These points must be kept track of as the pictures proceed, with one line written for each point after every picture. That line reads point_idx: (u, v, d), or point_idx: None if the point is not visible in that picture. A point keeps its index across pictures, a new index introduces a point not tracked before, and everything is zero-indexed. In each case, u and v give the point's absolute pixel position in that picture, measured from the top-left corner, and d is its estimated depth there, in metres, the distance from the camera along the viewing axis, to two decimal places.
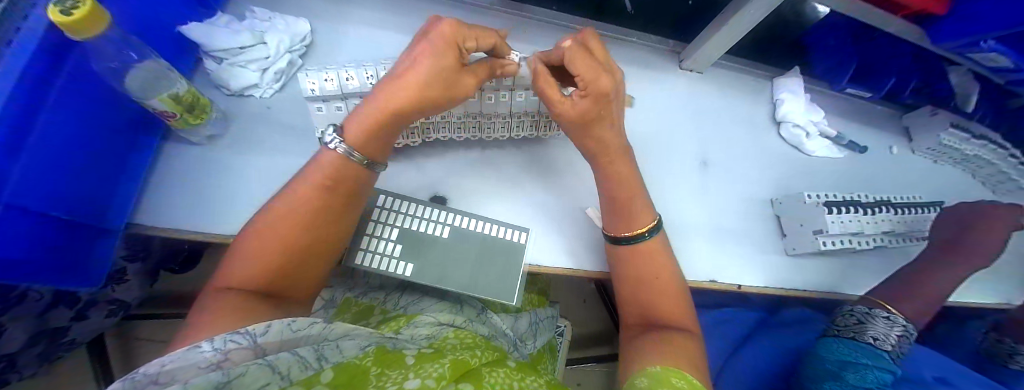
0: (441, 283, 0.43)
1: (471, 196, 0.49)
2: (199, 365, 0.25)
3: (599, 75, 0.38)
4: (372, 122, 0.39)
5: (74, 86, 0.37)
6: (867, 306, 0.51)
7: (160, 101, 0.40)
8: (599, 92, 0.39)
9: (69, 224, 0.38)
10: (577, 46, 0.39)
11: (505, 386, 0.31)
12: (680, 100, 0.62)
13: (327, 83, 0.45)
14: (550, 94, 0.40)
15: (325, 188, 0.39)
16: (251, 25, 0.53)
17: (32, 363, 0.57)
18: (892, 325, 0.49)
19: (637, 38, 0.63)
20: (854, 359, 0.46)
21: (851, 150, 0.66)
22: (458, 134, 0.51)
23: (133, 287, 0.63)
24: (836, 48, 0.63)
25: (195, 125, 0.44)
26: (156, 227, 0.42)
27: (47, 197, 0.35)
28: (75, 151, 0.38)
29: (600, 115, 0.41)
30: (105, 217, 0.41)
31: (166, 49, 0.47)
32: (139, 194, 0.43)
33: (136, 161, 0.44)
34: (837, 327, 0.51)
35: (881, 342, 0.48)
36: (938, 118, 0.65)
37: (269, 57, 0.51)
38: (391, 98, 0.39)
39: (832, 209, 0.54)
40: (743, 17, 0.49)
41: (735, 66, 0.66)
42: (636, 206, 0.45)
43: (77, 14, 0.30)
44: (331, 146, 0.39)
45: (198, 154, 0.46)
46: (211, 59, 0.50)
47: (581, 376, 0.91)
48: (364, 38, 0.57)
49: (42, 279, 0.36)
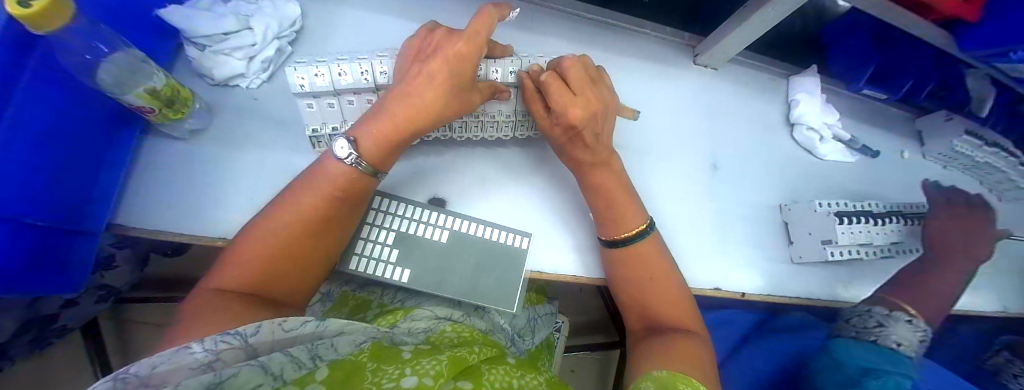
0: (441, 287, 0.42)
1: (473, 198, 0.48)
2: (190, 365, 0.25)
3: (569, 108, 0.40)
4: (388, 134, 0.39)
5: (45, 77, 0.35)
6: (889, 308, 0.53)
7: (137, 97, 0.38)
8: (568, 124, 0.41)
9: (49, 229, 0.36)
10: (553, 75, 0.41)
11: (504, 383, 0.31)
12: (693, 98, 0.60)
13: (319, 78, 0.43)
14: (533, 109, 0.44)
15: (320, 191, 0.38)
16: (236, 8, 0.49)
17: (24, 349, 0.56)
18: (913, 330, 0.51)
19: (650, 30, 0.60)
20: (878, 364, 0.47)
21: (863, 154, 0.65)
22: (462, 134, 0.49)
23: (124, 273, 0.62)
24: (858, 49, 0.62)
25: (177, 119, 0.43)
26: (138, 227, 0.41)
27: (24, 201, 0.34)
28: (49, 148, 0.36)
29: (571, 140, 0.44)
30: (84, 219, 0.39)
31: (146, 35, 0.45)
32: (118, 193, 0.42)
33: (114, 157, 0.42)
34: (855, 329, 0.53)
35: (903, 347, 0.50)
36: (952, 123, 0.63)
37: (257, 44, 0.48)
38: (407, 111, 0.39)
39: (842, 220, 0.52)
40: (764, 14, 0.47)
41: (754, 63, 0.64)
42: (619, 209, 0.45)
43: (35, 6, 0.27)
44: (344, 158, 0.38)
45: (177, 150, 0.45)
46: (193, 46, 0.47)
47: (576, 363, 0.93)
48: (360, 24, 0.54)
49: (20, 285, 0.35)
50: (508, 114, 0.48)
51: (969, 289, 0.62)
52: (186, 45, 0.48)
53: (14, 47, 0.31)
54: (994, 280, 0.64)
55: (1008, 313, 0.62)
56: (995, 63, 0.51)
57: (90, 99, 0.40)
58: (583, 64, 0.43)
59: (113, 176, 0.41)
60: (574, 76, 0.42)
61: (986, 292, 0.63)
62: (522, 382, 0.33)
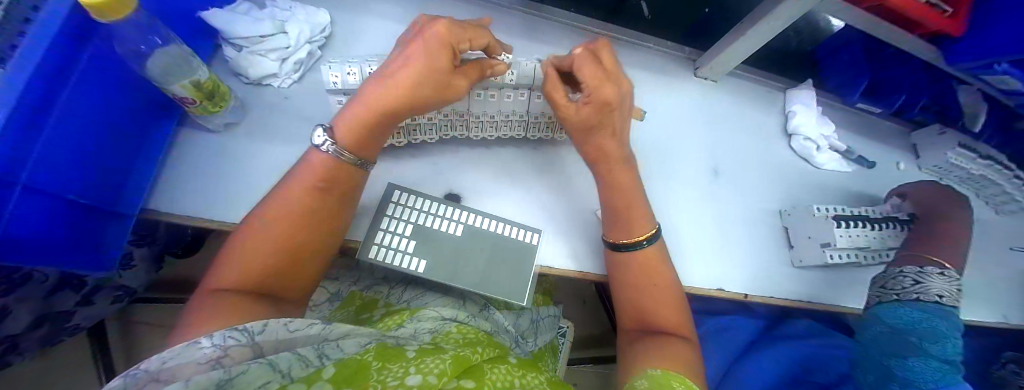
0: (453, 281, 0.43)
1: (483, 194, 0.49)
2: (199, 361, 0.25)
3: (604, 85, 0.42)
4: (362, 116, 0.40)
5: (97, 65, 0.37)
6: (918, 264, 0.54)
7: (182, 87, 0.39)
8: (602, 101, 0.42)
9: (87, 208, 0.38)
10: (587, 56, 0.43)
11: (506, 382, 0.32)
12: (696, 107, 0.62)
13: (350, 76, 0.46)
14: (557, 97, 0.43)
15: (313, 189, 0.39)
16: (271, 14, 0.52)
17: (36, 345, 0.55)
18: (948, 281, 0.52)
19: (653, 44, 0.63)
20: (935, 324, 0.48)
21: (859, 164, 0.67)
22: (479, 133, 0.51)
23: (139, 272, 0.62)
24: (848, 64, 0.66)
25: (213, 113, 0.44)
26: (170, 212, 0.42)
27: (67, 181, 0.35)
28: (94, 133, 0.38)
29: (602, 122, 0.44)
30: (119, 200, 0.41)
31: (187, 34, 0.47)
32: (154, 180, 0.43)
33: (152, 144, 0.44)
34: (894, 292, 0.52)
35: (945, 298, 0.51)
36: (945, 137, 0.65)
37: (290, 46, 0.50)
38: (382, 96, 0.40)
39: (839, 223, 0.55)
40: (760, 28, 0.49)
41: (751, 77, 0.66)
42: (636, 210, 0.46)
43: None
44: (321, 145, 0.40)
45: (208, 142, 0.46)
46: (232, 46, 0.50)
47: (577, 377, 0.91)
48: (381, 31, 0.56)
49: (61, 260, 0.36)
50: (508, 113, 0.49)
51: (969, 300, 0.62)
52: (224, 46, 0.50)
53: (70, 37, 0.34)
54: (994, 293, 0.64)
55: (1010, 323, 0.62)
56: (982, 74, 0.54)
57: (132, 84, 0.41)
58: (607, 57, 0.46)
59: (149, 166, 0.43)
60: (605, 67, 0.44)
61: (987, 303, 0.63)
62: (524, 382, 0.33)
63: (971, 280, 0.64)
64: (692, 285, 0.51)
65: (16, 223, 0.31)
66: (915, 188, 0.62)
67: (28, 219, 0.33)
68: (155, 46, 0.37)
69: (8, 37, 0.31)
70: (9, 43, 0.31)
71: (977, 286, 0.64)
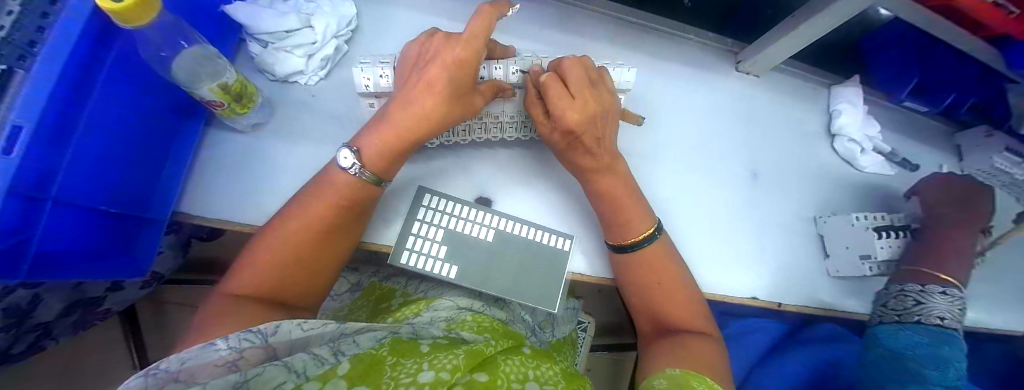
0: (484, 286, 0.42)
1: (517, 198, 0.49)
2: (216, 363, 0.26)
3: (568, 111, 0.39)
4: (389, 144, 0.40)
5: (120, 70, 0.38)
6: (920, 281, 0.51)
7: (209, 91, 0.39)
8: (566, 129, 0.40)
9: (117, 216, 0.39)
10: (553, 80, 0.39)
11: (520, 374, 0.31)
12: (730, 107, 0.59)
13: (383, 79, 0.45)
14: (533, 112, 0.43)
15: (336, 206, 0.39)
16: (296, 5, 0.51)
17: (70, 328, 0.58)
18: (950, 300, 0.50)
19: (694, 35, 0.60)
20: (936, 349, 0.47)
21: (901, 167, 0.64)
22: (524, 133, 0.50)
23: (167, 258, 0.64)
24: (897, 62, 0.61)
25: (241, 114, 0.44)
26: (192, 214, 0.44)
27: (89, 187, 0.36)
28: (119, 137, 0.39)
29: (570, 146, 0.43)
30: (149, 208, 0.42)
31: (212, 31, 0.47)
32: (184, 179, 0.44)
33: (178, 149, 0.45)
34: (895, 313, 0.51)
35: (946, 321, 0.49)
36: (993, 140, 0.62)
37: (316, 42, 0.49)
38: (408, 122, 0.40)
39: (881, 233, 0.53)
40: (815, 23, 0.46)
41: (796, 72, 0.64)
42: (627, 214, 0.45)
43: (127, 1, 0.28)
44: (348, 168, 0.39)
45: (237, 141, 0.47)
46: (256, 42, 0.49)
47: (592, 363, 0.92)
48: (410, 23, 0.55)
49: (93, 268, 0.38)
50: (512, 115, 0.48)
51: (1004, 307, 0.61)
52: (248, 42, 0.50)
53: (95, 39, 0.35)
54: None
55: None
56: None
57: (159, 89, 0.43)
58: (583, 65, 0.42)
59: (175, 172, 0.44)
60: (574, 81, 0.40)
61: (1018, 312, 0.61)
62: (538, 373, 0.33)
63: (1009, 287, 0.62)
64: (723, 293, 0.50)
65: (52, 235, 0.33)
66: (928, 184, 0.59)
67: (62, 229, 0.34)
68: (176, 51, 0.37)
69: (28, 34, 0.31)
70: (28, 38, 0.31)
71: (1007, 294, 0.62)
